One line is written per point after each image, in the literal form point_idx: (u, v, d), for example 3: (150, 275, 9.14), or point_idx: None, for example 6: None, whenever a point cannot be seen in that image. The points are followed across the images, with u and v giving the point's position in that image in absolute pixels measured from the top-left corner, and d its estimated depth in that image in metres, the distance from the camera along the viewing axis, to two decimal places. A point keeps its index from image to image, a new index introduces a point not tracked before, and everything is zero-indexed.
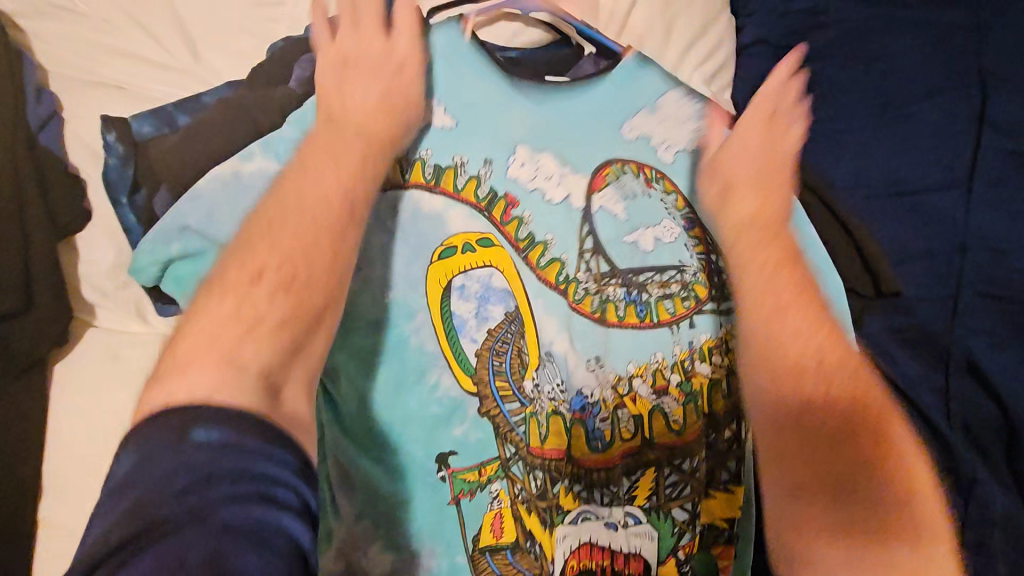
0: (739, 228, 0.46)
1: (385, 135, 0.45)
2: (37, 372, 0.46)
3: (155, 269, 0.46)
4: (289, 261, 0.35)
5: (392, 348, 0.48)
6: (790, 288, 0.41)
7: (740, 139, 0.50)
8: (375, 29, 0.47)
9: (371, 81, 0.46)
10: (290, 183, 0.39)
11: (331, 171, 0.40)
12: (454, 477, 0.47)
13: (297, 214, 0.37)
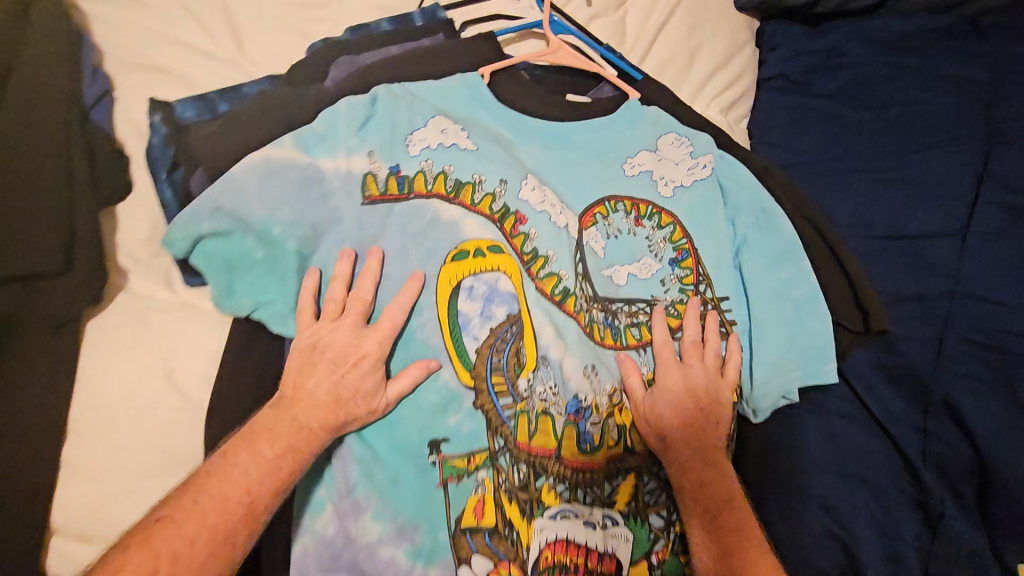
0: (685, 469, 0.52)
1: (328, 417, 0.47)
2: (72, 328, 0.49)
3: (186, 244, 0.50)
4: (188, 554, 0.38)
5: (399, 339, 0.52)
6: (726, 528, 0.49)
7: (675, 380, 0.54)
8: (354, 311, 0.50)
9: (335, 376, 0.48)
10: (220, 463, 0.42)
11: (276, 444, 0.44)
12: (444, 462, 0.50)
13: (215, 498, 0.41)
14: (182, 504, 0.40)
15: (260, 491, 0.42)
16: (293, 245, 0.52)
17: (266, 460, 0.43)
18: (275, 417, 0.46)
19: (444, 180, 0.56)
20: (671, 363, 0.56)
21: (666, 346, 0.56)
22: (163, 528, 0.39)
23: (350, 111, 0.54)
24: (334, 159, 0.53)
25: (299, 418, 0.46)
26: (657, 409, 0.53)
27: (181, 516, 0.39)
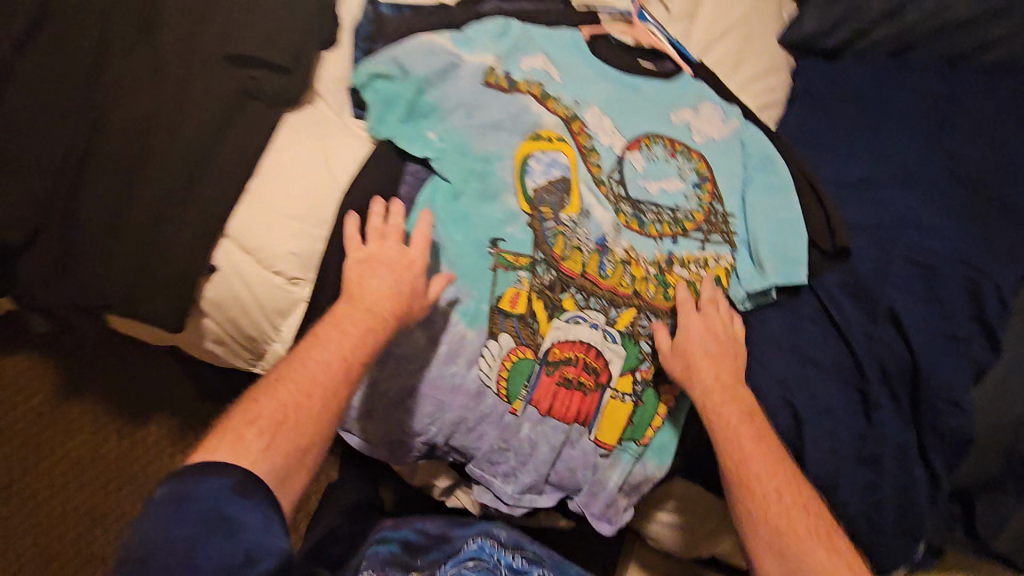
0: (709, 398, 0.66)
1: (392, 309, 0.63)
2: (278, 111, 0.72)
3: (365, 78, 0.74)
4: (306, 403, 0.57)
5: (484, 172, 0.73)
6: (754, 446, 0.63)
7: (698, 325, 0.69)
8: (394, 235, 0.67)
9: (391, 276, 0.64)
10: (322, 345, 0.60)
11: (353, 321, 0.61)
12: (499, 254, 0.69)
13: (320, 368, 0.58)
14: (296, 373, 0.58)
15: (351, 360, 0.60)
16: (431, 97, 0.75)
17: (350, 342, 0.60)
18: (351, 308, 0.62)
19: (541, 88, 0.78)
20: (693, 312, 0.70)
21: (688, 300, 0.71)
22: (283, 388, 0.57)
23: (489, 29, 0.79)
24: (472, 54, 0.77)
25: (365, 309, 0.62)
26: (687, 348, 0.68)
27: (297, 380, 0.57)
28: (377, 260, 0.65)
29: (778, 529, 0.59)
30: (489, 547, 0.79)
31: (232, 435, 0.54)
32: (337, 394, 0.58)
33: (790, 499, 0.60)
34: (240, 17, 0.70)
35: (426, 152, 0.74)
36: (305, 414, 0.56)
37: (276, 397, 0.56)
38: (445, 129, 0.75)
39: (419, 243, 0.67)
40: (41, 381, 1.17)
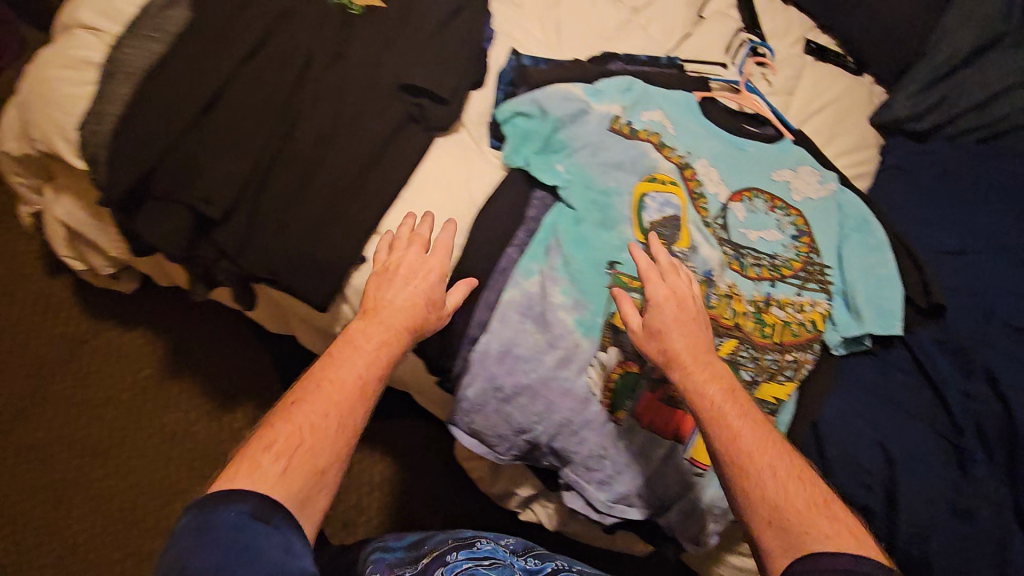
0: (686, 373, 0.64)
1: (410, 327, 0.66)
2: (431, 135, 0.84)
3: (508, 114, 0.85)
4: (322, 423, 0.56)
5: (604, 203, 0.82)
6: (738, 420, 0.61)
7: (665, 297, 0.69)
8: (422, 242, 0.74)
9: (416, 290, 0.69)
10: (337, 360, 0.61)
11: (373, 338, 0.64)
12: (616, 275, 0.77)
13: (333, 386, 0.59)
14: (313, 392, 0.58)
15: (369, 374, 0.61)
16: (563, 136, 0.85)
17: (365, 357, 0.62)
18: (368, 323, 0.66)
19: (659, 138, 0.88)
20: (660, 279, 0.70)
21: (652, 268, 0.70)
22: (297, 410, 0.56)
23: (616, 84, 0.90)
24: (601, 103, 0.88)
25: (380, 321, 0.65)
26: (660, 325, 0.67)
27: (312, 398, 0.57)
28: (396, 273, 0.71)
29: (775, 506, 0.56)
30: (503, 551, 0.72)
31: (248, 463, 0.53)
32: (357, 407, 0.59)
33: (783, 470, 0.58)
34: (411, 56, 0.83)
35: (555, 181, 0.83)
36: (322, 433, 0.56)
37: (291, 415, 0.56)
38: (572, 163, 0.84)
39: (437, 267, 0.72)
40: (151, 358, 1.29)
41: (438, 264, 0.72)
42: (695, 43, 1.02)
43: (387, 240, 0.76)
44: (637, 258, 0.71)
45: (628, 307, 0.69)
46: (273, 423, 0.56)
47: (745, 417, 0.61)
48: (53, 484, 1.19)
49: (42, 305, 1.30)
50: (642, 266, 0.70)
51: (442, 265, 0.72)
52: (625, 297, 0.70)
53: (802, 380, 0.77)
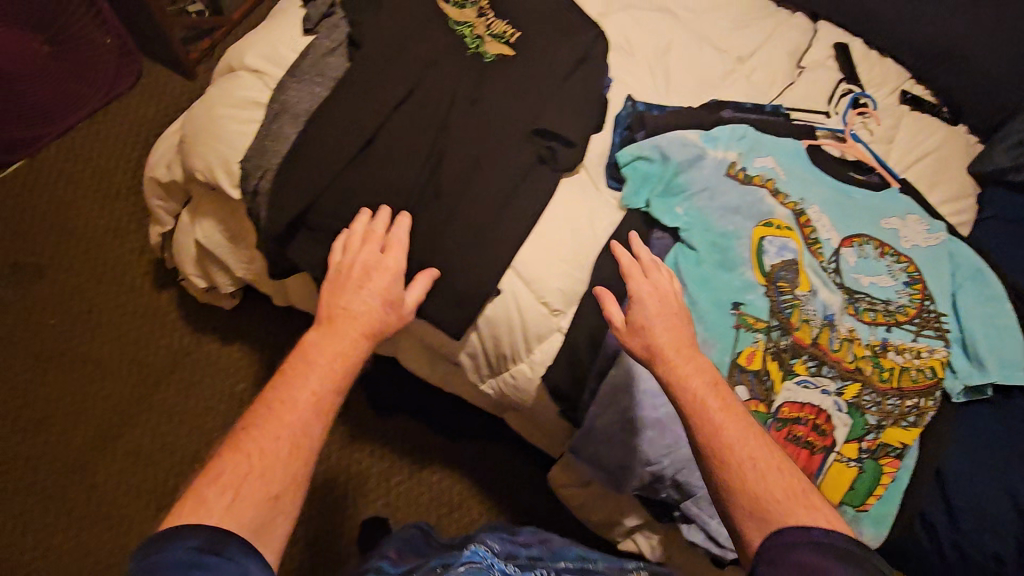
0: (672, 367, 0.67)
1: (367, 331, 0.67)
2: (558, 175, 0.89)
3: (630, 159, 0.90)
4: (272, 447, 0.56)
5: (724, 245, 0.85)
6: (719, 411, 0.63)
7: (648, 295, 0.72)
8: (377, 240, 0.75)
9: (372, 293, 0.70)
10: (290, 379, 0.61)
11: (335, 346, 0.64)
12: (741, 316, 0.80)
13: (285, 406, 0.59)
14: (267, 419, 0.58)
15: (322, 391, 0.61)
16: (682, 180, 0.89)
17: (319, 371, 0.62)
18: (323, 334, 0.65)
19: (773, 184, 0.91)
20: (642, 278, 0.74)
21: (633, 266, 0.75)
22: (247, 437, 0.57)
23: (731, 132, 0.94)
24: (716, 150, 0.92)
25: (335, 328, 0.66)
26: (643, 322, 0.71)
27: (262, 421, 0.58)
28: (352, 276, 0.71)
29: (758, 497, 0.58)
30: (483, 554, 0.75)
31: (193, 499, 0.53)
32: (311, 428, 0.59)
33: (764, 460, 0.60)
34: (544, 103, 0.89)
35: (675, 223, 0.88)
36: (273, 458, 0.56)
37: (244, 440, 0.56)
38: (691, 206, 0.88)
39: (395, 272, 0.72)
40: (247, 373, 1.34)
41: (395, 267, 0.73)
42: (798, 92, 1.06)
43: (341, 240, 0.75)
44: (618, 257, 0.76)
45: (611, 306, 0.73)
46: (226, 452, 0.56)
47: (732, 407, 0.64)
48: (146, 488, 1.24)
49: (146, 318, 1.36)
50: (624, 264, 0.75)
51: (398, 266, 0.73)
52: (608, 295, 0.74)
53: (925, 426, 0.78)
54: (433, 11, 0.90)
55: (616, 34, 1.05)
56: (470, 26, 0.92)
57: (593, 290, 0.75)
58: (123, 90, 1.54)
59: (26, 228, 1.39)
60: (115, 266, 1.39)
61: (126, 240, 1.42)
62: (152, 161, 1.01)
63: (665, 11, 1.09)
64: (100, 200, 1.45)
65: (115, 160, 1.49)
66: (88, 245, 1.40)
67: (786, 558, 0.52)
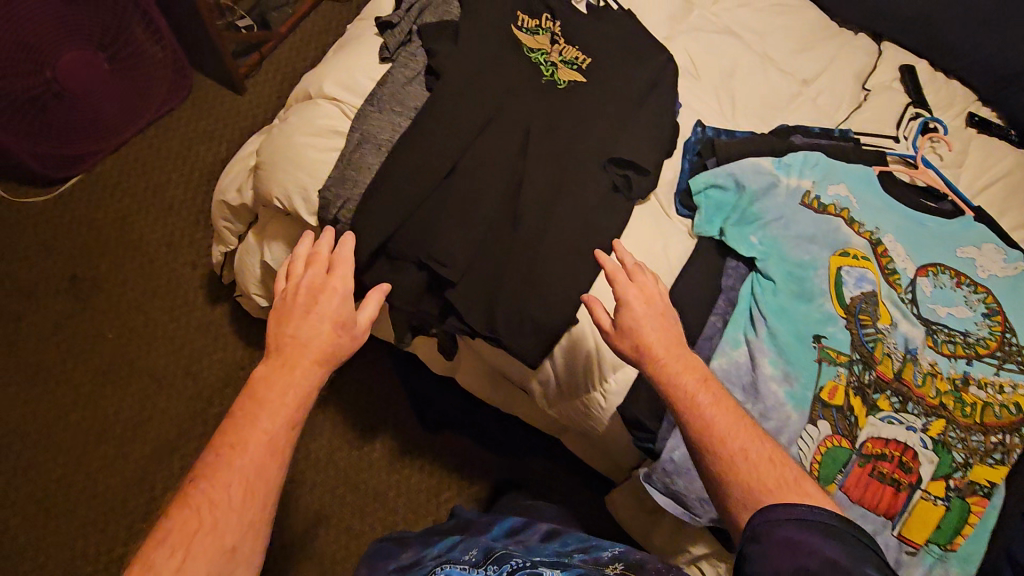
0: (662, 366, 0.70)
1: (320, 354, 0.65)
2: (631, 203, 0.89)
3: (703, 187, 0.90)
4: (225, 497, 0.55)
5: (801, 276, 0.85)
6: (708, 405, 0.66)
7: (635, 297, 0.75)
8: (323, 263, 0.71)
9: (322, 317, 0.67)
10: (241, 423, 0.59)
11: (291, 379, 0.62)
12: (823, 349, 0.79)
13: (237, 450, 0.57)
14: (217, 467, 0.56)
15: (275, 431, 0.59)
16: (757, 208, 0.89)
17: (271, 406, 0.60)
18: (274, 368, 0.63)
19: (848, 213, 0.91)
20: (628, 284, 0.76)
21: (619, 271, 0.76)
22: (196, 490, 0.55)
23: (804, 159, 0.94)
24: (789, 178, 0.92)
25: (291, 362, 0.63)
26: (634, 324, 0.73)
27: (209, 472, 0.56)
28: (298, 303, 0.68)
29: (747, 486, 0.61)
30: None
31: (139, 566, 0.51)
32: (266, 471, 0.57)
33: (754, 449, 0.63)
34: (616, 132, 0.90)
35: (751, 253, 0.87)
36: (225, 507, 0.54)
37: (193, 495, 0.55)
38: (766, 235, 0.88)
39: (340, 294, 0.68)
40: None
41: (342, 289, 0.69)
42: (866, 115, 1.05)
43: (285, 267, 0.72)
44: (604, 264, 0.77)
45: (600, 311, 0.75)
46: (173, 511, 0.54)
47: (722, 400, 0.68)
48: None
49: (201, 332, 1.37)
50: (610, 271, 0.77)
51: (345, 287, 0.69)
52: (596, 301, 0.76)
53: (1013, 464, 0.77)
54: (507, 39, 0.91)
55: (682, 57, 1.05)
56: (543, 53, 0.93)
57: (582, 298, 0.76)
58: (174, 103, 1.57)
59: (85, 245, 1.42)
60: (172, 280, 1.41)
61: (181, 254, 1.44)
62: (222, 186, 1.02)
63: (730, 33, 1.09)
64: (155, 214, 1.47)
65: (167, 175, 1.51)
66: (145, 259, 1.43)
67: (772, 534, 0.56)
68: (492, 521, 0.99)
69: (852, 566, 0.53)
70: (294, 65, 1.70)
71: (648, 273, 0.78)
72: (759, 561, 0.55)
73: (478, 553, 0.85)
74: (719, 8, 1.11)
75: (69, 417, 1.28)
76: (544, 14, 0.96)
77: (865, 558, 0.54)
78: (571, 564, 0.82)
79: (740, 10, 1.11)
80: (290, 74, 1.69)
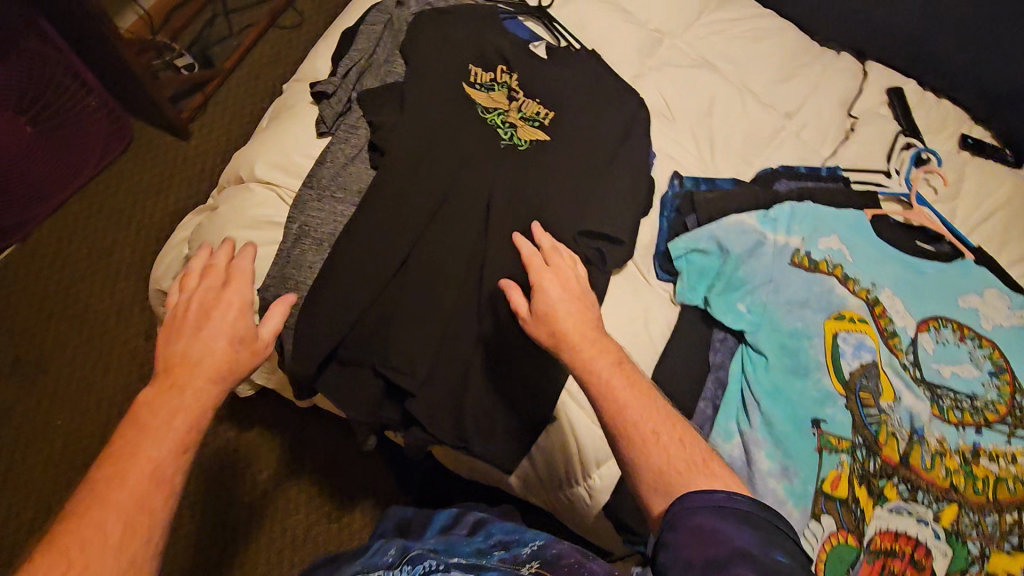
0: (576, 352, 0.62)
1: (217, 368, 0.54)
2: (606, 277, 0.81)
3: (684, 252, 0.82)
4: (96, 543, 0.43)
5: (793, 348, 0.78)
6: (625, 391, 0.58)
7: (550, 280, 0.67)
8: (219, 273, 0.60)
9: (218, 333, 0.55)
10: (120, 454, 0.47)
11: (180, 399, 0.51)
12: (822, 435, 0.73)
13: (112, 483, 0.45)
14: (90, 504, 0.44)
15: (162, 459, 0.47)
16: (743, 273, 0.81)
17: (153, 427, 0.49)
18: (157, 391, 0.51)
19: (841, 269, 0.83)
20: (542, 267, 0.69)
21: (534, 254, 0.69)
22: (64, 533, 0.43)
23: (791, 213, 0.86)
24: (776, 234, 0.84)
25: (172, 382, 0.51)
26: (549, 309, 0.65)
27: (78, 515, 0.43)
28: (188, 319, 0.57)
29: (661, 475, 0.53)
30: None
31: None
32: (150, 503, 0.45)
33: (669, 434, 0.55)
34: (586, 197, 0.81)
35: (739, 324, 0.80)
36: (97, 551, 0.42)
37: (59, 542, 0.42)
38: (754, 302, 0.81)
39: (235, 298, 0.58)
40: (268, 458, 1.26)
41: (240, 294, 0.59)
42: (854, 149, 0.98)
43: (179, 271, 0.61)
44: (521, 248, 0.70)
45: (516, 296, 0.67)
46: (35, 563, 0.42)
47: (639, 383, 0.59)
48: None
49: None
50: (525, 256, 0.69)
51: (246, 293, 0.59)
52: (512, 286, 0.68)
53: None
54: (459, 101, 0.82)
55: (654, 98, 0.96)
56: (500, 112, 0.84)
57: (498, 284, 0.69)
58: (115, 156, 1.47)
59: (30, 322, 1.32)
60: (125, 354, 1.32)
61: (132, 324, 1.34)
62: (156, 273, 0.92)
63: (704, 65, 1.00)
64: (102, 281, 1.37)
65: (112, 237, 1.41)
66: (95, 332, 1.33)
67: (686, 519, 0.48)
68: (431, 515, 0.82)
69: (764, 558, 0.45)
70: (242, 103, 1.59)
71: (566, 255, 0.71)
72: (670, 551, 0.48)
73: (397, 551, 0.67)
74: (691, 36, 1.02)
75: (20, 516, 1.18)
76: (499, 65, 0.87)
77: (775, 542, 0.47)
78: (490, 565, 0.62)
79: (713, 38, 1.03)
80: (238, 114, 1.58)
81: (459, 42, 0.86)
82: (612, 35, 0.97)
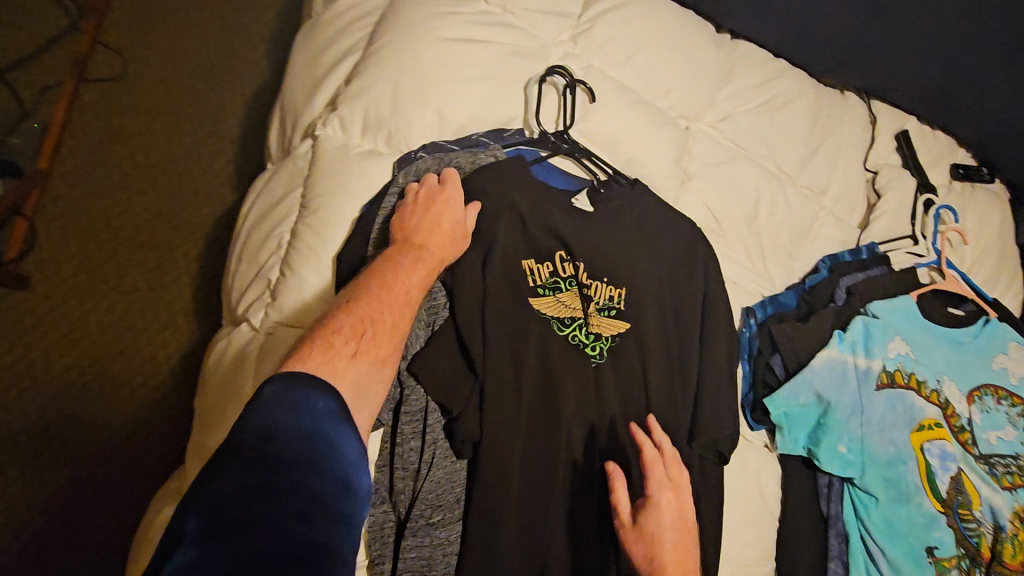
0: None
1: (438, 258, 0.60)
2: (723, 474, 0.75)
3: (781, 410, 0.78)
4: (380, 321, 0.53)
5: (894, 480, 0.79)
6: None
7: (669, 498, 0.58)
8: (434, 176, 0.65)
9: (444, 214, 0.61)
10: (384, 270, 0.56)
11: (420, 256, 0.59)
12: (937, 562, 0.78)
13: (382, 288, 0.55)
14: (371, 298, 0.54)
15: (411, 289, 0.56)
16: (840, 415, 0.78)
17: (404, 266, 0.57)
18: (400, 248, 0.59)
19: (913, 376, 0.84)
20: (662, 481, 0.59)
21: (657, 458, 0.60)
22: (356, 308, 0.52)
23: (866, 330, 0.83)
24: (855, 357, 0.82)
25: (413, 242, 0.59)
26: (658, 531, 0.56)
27: (368, 300, 0.53)
28: (414, 202, 0.63)
29: None
30: None
31: (319, 344, 0.48)
32: (404, 317, 0.55)
33: None
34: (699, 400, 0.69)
35: (846, 470, 0.79)
36: (380, 330, 0.52)
37: (352, 311, 0.52)
38: (851, 439, 0.79)
39: (447, 198, 0.63)
40: None
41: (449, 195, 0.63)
42: (886, 217, 0.94)
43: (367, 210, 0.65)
44: (643, 445, 0.60)
45: (622, 492, 0.58)
46: (335, 328, 0.50)
47: None
48: None
49: None
50: (649, 458, 0.59)
51: (455, 193, 0.63)
52: (619, 478, 0.58)
53: None
54: (530, 330, 0.64)
55: (701, 214, 0.83)
56: (579, 323, 0.67)
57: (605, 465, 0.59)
58: None
59: None
60: None
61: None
62: None
63: (738, 152, 0.87)
64: None
65: None
66: None
67: None
68: None
69: None
70: (85, 199, 1.13)
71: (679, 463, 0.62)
72: None
73: None
74: (717, 116, 0.87)
75: None
76: (556, 254, 0.68)
77: None
78: None
79: (738, 113, 0.88)
80: (86, 220, 1.12)
81: (501, 237, 0.65)
82: (648, 145, 0.79)
